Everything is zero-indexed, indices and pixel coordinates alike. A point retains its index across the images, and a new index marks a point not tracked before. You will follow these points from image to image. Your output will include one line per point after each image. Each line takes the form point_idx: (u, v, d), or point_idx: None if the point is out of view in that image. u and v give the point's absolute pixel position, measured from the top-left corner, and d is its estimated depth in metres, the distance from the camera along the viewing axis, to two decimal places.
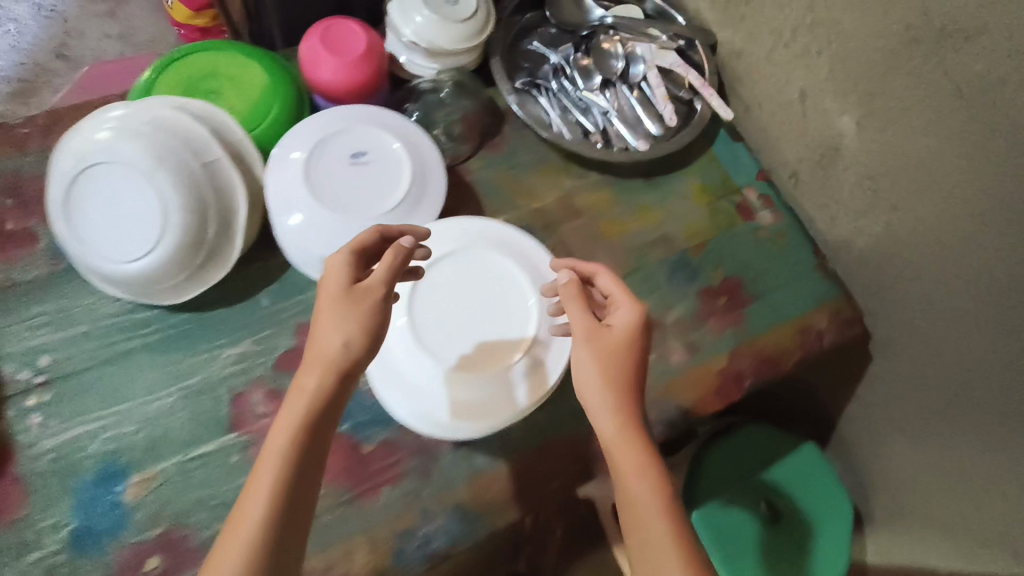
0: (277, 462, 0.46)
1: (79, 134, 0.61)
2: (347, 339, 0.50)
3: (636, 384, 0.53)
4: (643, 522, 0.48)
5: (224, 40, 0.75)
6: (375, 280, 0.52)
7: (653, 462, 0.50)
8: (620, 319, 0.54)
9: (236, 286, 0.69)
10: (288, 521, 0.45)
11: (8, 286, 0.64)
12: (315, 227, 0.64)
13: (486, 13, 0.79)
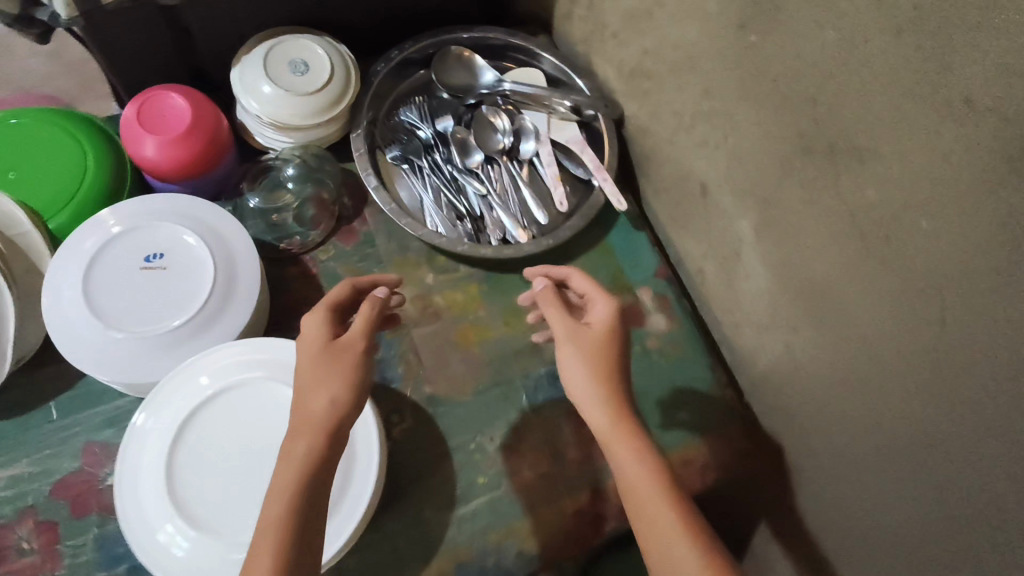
0: (286, 494, 0.45)
1: None
2: (335, 393, 0.49)
3: (621, 372, 0.52)
4: (650, 514, 0.45)
5: (39, 108, 0.68)
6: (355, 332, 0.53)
7: (631, 450, 0.47)
8: (598, 312, 0.53)
9: (25, 393, 0.62)
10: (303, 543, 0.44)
11: None
12: (86, 340, 0.55)
13: (346, 85, 0.71)
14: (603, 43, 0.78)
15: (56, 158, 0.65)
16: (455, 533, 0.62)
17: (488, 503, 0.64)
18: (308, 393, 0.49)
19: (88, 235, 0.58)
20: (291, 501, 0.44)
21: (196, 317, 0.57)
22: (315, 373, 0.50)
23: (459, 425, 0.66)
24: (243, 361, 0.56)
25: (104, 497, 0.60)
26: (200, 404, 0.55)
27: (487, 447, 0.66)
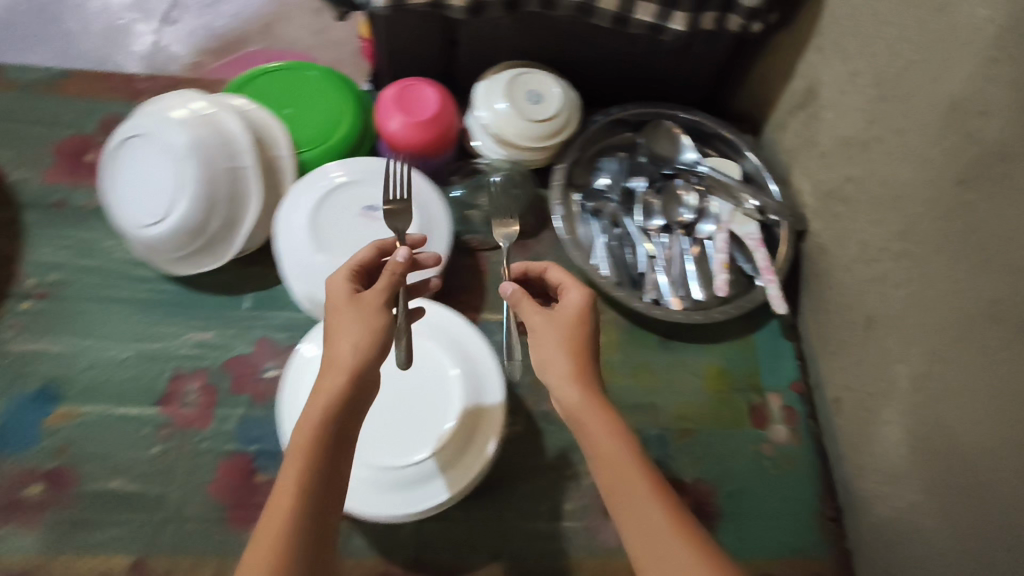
0: (298, 458, 0.44)
1: (161, 103, 0.68)
2: (357, 342, 0.49)
3: (587, 354, 0.53)
4: (618, 487, 0.46)
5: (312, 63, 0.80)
6: (375, 294, 0.52)
7: (597, 418, 0.49)
8: (569, 294, 0.55)
9: (234, 278, 0.73)
10: (317, 515, 0.43)
11: (63, 203, 0.75)
12: (309, 270, 0.66)
13: (566, 123, 0.79)
14: (810, 160, 0.81)
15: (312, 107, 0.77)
16: (528, 544, 0.65)
17: (571, 532, 0.65)
18: (332, 347, 0.50)
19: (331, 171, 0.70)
20: (306, 455, 0.45)
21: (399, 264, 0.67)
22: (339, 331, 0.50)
23: (563, 449, 0.69)
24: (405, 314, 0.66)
25: (257, 385, 0.68)
26: None
27: (583, 478, 0.68)
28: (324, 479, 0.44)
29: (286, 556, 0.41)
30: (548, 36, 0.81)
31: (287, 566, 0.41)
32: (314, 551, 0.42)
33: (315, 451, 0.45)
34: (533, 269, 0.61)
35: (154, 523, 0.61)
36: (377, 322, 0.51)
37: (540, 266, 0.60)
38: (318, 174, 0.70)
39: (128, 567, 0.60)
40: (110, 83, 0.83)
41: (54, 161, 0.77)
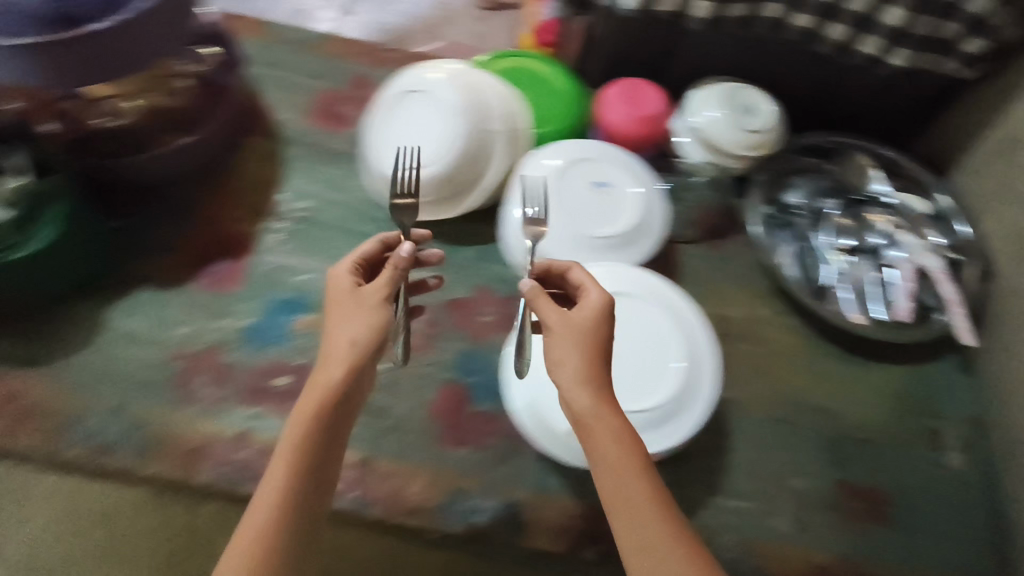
0: (287, 443, 0.48)
1: (436, 69, 0.76)
2: (362, 331, 0.52)
3: (603, 364, 0.54)
4: (627, 497, 0.48)
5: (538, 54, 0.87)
6: (377, 284, 0.55)
7: (620, 441, 0.50)
8: (590, 296, 0.57)
9: (457, 230, 0.80)
10: (318, 474, 0.48)
11: (315, 144, 0.83)
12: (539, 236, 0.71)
13: (769, 135, 0.83)
14: (1006, 205, 0.81)
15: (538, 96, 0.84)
16: (708, 514, 0.70)
17: (746, 509, 0.70)
18: (333, 331, 0.53)
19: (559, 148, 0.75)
20: (310, 417, 0.49)
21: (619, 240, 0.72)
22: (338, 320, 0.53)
23: (744, 434, 0.74)
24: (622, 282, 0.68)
25: (474, 327, 0.75)
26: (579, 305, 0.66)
27: (761, 463, 0.73)
28: (316, 468, 0.48)
29: (283, 520, 0.46)
30: (760, 55, 0.86)
31: (281, 528, 0.46)
32: (302, 523, 0.47)
33: (310, 432, 0.49)
34: (556, 268, 0.62)
35: (380, 431, 0.69)
36: (383, 312, 0.54)
37: (565, 266, 0.61)
38: (556, 148, 0.75)
39: (358, 464, 0.67)
40: (357, 46, 0.92)
41: (308, 106, 0.86)
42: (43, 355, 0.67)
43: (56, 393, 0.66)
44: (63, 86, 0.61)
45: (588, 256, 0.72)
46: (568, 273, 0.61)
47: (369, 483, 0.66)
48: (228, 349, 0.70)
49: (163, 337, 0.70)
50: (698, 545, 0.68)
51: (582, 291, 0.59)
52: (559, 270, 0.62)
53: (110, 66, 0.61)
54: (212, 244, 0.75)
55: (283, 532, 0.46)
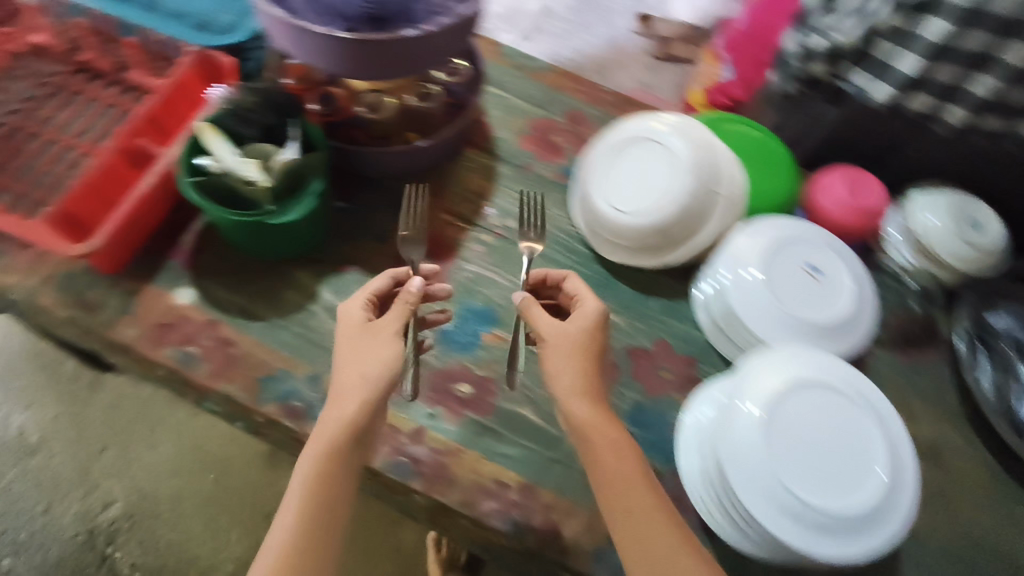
0: (309, 468, 0.54)
1: (677, 120, 0.75)
2: (368, 364, 0.58)
3: (594, 368, 0.61)
4: (625, 505, 0.53)
5: (755, 124, 0.86)
6: (390, 319, 0.62)
7: (618, 455, 0.55)
8: (585, 306, 0.64)
9: (649, 280, 0.80)
10: (329, 507, 0.53)
11: (526, 166, 0.86)
12: (751, 308, 0.70)
13: (994, 251, 0.78)
14: None
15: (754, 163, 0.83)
16: None
17: None
18: (347, 371, 0.59)
19: (779, 227, 0.74)
20: (312, 459, 0.54)
21: (832, 330, 0.70)
22: (353, 349, 0.60)
23: (915, 563, 0.69)
24: (837, 373, 0.65)
25: (652, 380, 0.74)
26: (792, 386, 0.63)
27: None
28: (327, 488, 0.53)
29: (306, 535, 0.51)
30: (992, 171, 0.82)
31: (302, 544, 0.51)
32: (316, 548, 0.51)
33: (323, 458, 0.54)
34: (552, 277, 0.69)
35: (546, 460, 0.69)
36: (391, 350, 0.60)
37: (560, 276, 0.69)
38: (773, 224, 0.74)
39: (519, 487, 0.67)
40: (576, 82, 0.94)
41: (525, 129, 0.89)
42: (260, 311, 0.72)
43: (264, 347, 0.70)
44: (352, 76, 0.65)
45: (789, 337, 0.69)
46: (562, 284, 0.69)
47: (531, 508, 0.66)
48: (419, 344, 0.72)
49: None
50: None
51: (576, 302, 0.66)
52: (556, 280, 0.69)
53: (396, 69, 0.65)
54: None
55: (308, 550, 0.50)
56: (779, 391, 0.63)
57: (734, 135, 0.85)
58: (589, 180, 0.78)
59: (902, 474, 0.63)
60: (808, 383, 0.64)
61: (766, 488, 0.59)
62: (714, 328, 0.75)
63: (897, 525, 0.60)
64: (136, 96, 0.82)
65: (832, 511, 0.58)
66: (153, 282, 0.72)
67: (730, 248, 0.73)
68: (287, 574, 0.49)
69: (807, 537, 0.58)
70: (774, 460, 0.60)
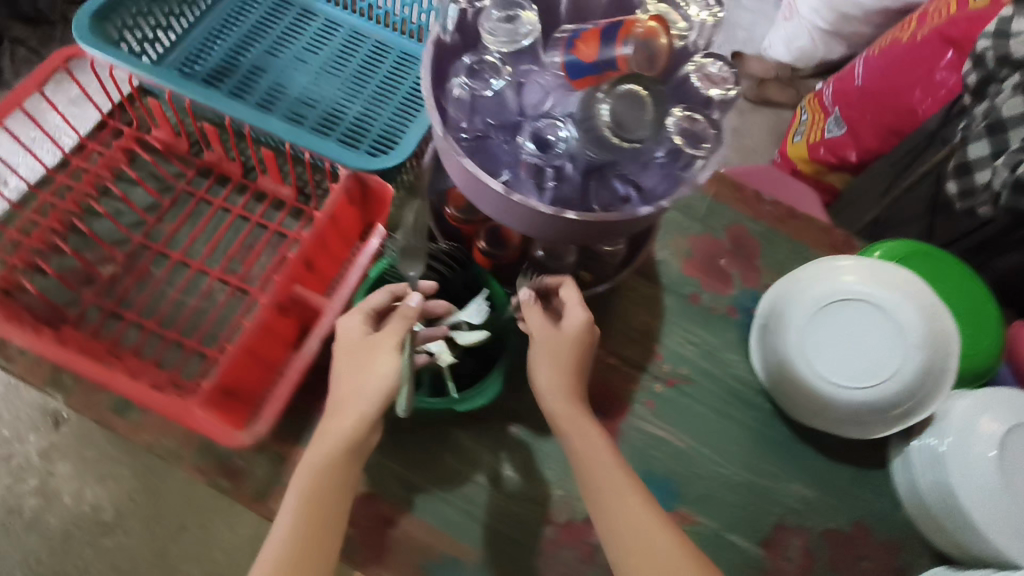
0: (302, 487, 0.46)
1: (903, 275, 0.66)
2: (370, 386, 0.49)
3: (580, 377, 0.54)
4: (604, 507, 0.47)
5: (960, 262, 0.77)
6: (387, 332, 0.51)
7: (603, 451, 0.49)
8: (573, 306, 0.54)
9: (840, 445, 0.71)
10: (325, 528, 0.45)
11: (695, 298, 0.77)
12: (981, 503, 0.61)
13: None
14: None
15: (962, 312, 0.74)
16: None
17: None
18: (344, 385, 0.50)
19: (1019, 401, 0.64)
20: (305, 483, 0.46)
21: None
22: (347, 370, 0.50)
23: None
24: None
25: (853, 573, 0.66)
26: None
27: None
28: (319, 509, 0.46)
29: (301, 544, 0.44)
30: None
31: (304, 551, 0.44)
32: None
33: (323, 480, 0.46)
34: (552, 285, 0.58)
35: None
36: (388, 355, 0.50)
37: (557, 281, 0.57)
38: (1011, 398, 0.64)
39: None
40: (738, 191, 0.84)
41: (689, 252, 0.79)
42: (420, 483, 0.63)
43: (428, 527, 0.62)
44: (550, 237, 0.55)
45: None
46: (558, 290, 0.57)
47: None
48: None
49: (534, 491, 0.64)
50: None
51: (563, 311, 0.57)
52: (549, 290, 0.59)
53: (605, 236, 0.54)
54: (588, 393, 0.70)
55: (313, 552, 0.44)
56: None
57: (938, 275, 0.75)
58: (786, 335, 0.68)
59: None
60: None
61: None
62: (925, 512, 0.67)
63: None
64: (268, 207, 0.73)
65: None
66: (300, 444, 0.61)
67: (958, 418, 0.65)
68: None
69: None
70: None
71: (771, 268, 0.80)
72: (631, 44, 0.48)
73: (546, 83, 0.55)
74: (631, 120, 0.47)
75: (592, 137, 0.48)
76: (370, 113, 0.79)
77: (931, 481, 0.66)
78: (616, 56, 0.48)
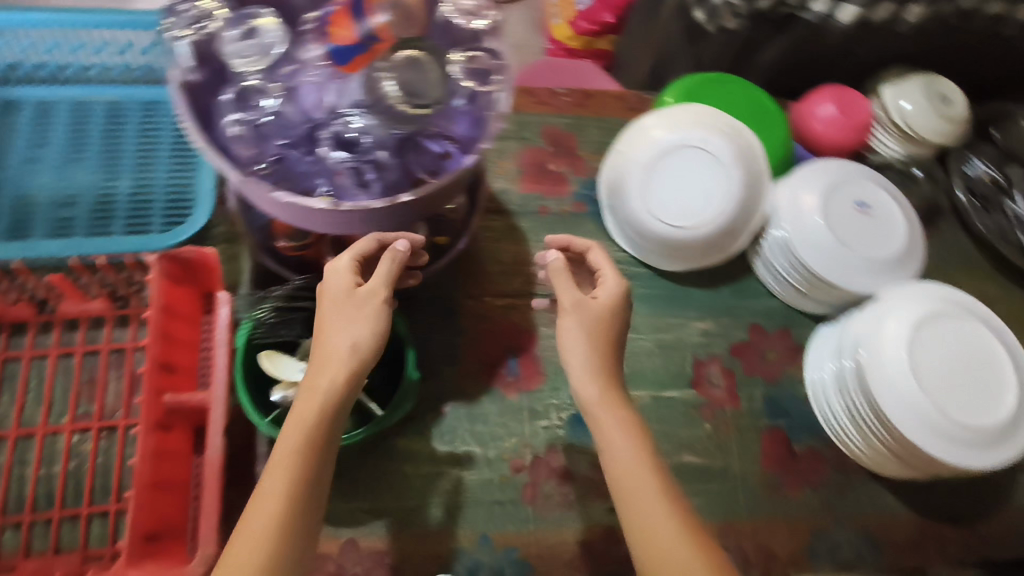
0: (287, 466, 0.43)
1: (691, 115, 0.74)
2: (354, 346, 0.47)
3: (614, 357, 0.53)
4: (629, 498, 0.47)
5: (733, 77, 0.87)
6: (375, 286, 0.50)
7: (628, 430, 0.49)
8: (608, 282, 0.56)
9: (712, 274, 0.80)
10: (307, 519, 0.43)
11: (544, 210, 0.80)
12: (825, 261, 0.72)
13: (961, 117, 0.87)
14: None
15: (752, 115, 0.84)
16: None
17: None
18: (330, 339, 0.48)
19: (812, 172, 0.76)
20: (292, 470, 0.43)
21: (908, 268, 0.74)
22: (336, 322, 0.48)
23: None
24: (932, 301, 0.68)
25: (767, 368, 0.76)
26: (907, 332, 0.66)
27: None
28: (305, 500, 0.43)
29: (281, 544, 0.41)
30: (931, 43, 0.88)
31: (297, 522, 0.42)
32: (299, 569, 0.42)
33: (306, 466, 0.44)
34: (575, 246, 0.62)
35: (729, 493, 0.69)
36: (380, 308, 0.50)
37: (584, 245, 0.60)
38: (809, 171, 0.76)
39: (721, 531, 0.67)
40: (533, 96, 0.87)
41: (520, 172, 0.82)
42: (389, 504, 0.63)
43: (414, 537, 0.62)
44: (390, 229, 0.53)
45: (875, 279, 0.73)
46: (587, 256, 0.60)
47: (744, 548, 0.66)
48: (560, 448, 0.67)
49: (493, 451, 0.66)
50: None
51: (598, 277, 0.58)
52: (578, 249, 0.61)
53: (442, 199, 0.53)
54: (496, 339, 0.71)
55: (293, 530, 0.42)
56: (903, 340, 0.65)
57: (721, 95, 0.84)
58: (630, 204, 0.74)
59: (1005, 371, 0.67)
60: (914, 320, 0.67)
61: (927, 423, 0.63)
62: (795, 294, 0.77)
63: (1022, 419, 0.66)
64: (86, 330, 0.65)
65: (975, 423, 0.63)
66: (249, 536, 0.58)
67: (778, 198, 0.76)
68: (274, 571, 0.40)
69: (970, 455, 0.62)
70: (907, 394, 0.63)
71: (594, 153, 0.85)
72: (384, 10, 0.48)
73: (315, 79, 0.51)
74: (420, 85, 0.48)
75: (388, 115, 0.48)
76: (143, 183, 0.71)
77: (780, 264, 0.76)
78: (375, 25, 0.47)
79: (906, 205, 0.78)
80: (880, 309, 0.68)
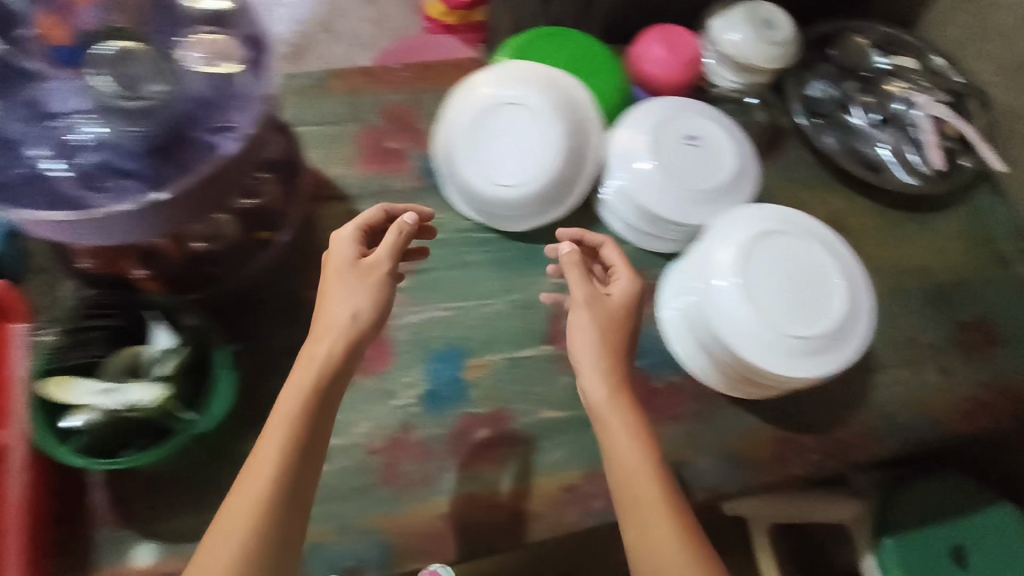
0: (281, 436, 0.50)
1: (509, 72, 0.74)
2: (356, 310, 0.56)
3: (620, 347, 0.60)
4: (626, 480, 0.54)
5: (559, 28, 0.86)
6: (381, 256, 0.58)
7: (626, 416, 0.57)
8: (625, 282, 0.64)
9: (562, 228, 0.80)
10: (297, 481, 0.50)
11: (384, 188, 0.78)
12: (660, 200, 0.73)
13: (793, 39, 0.88)
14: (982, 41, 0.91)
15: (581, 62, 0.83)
16: (879, 393, 0.77)
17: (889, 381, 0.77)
18: (328, 304, 0.56)
19: (639, 113, 0.76)
20: (285, 436, 0.50)
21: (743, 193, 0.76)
22: (339, 287, 0.56)
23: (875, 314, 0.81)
24: (761, 220, 0.69)
25: None
26: (738, 256, 0.67)
27: (896, 336, 0.80)
28: (295, 466, 0.50)
29: (267, 509, 0.48)
30: None
31: (289, 474, 0.50)
32: (287, 524, 0.49)
33: (291, 436, 0.50)
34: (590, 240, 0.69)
35: (591, 440, 0.69)
36: (379, 279, 0.58)
37: (600, 241, 0.68)
38: (635, 113, 0.76)
39: (585, 479, 0.67)
40: (364, 73, 0.84)
41: (357, 153, 0.80)
42: None
43: None
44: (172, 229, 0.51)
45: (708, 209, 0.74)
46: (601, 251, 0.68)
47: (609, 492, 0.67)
48: (415, 426, 0.67)
49: (346, 439, 0.65)
50: (882, 423, 0.75)
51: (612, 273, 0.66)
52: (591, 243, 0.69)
53: (225, 189, 0.52)
54: None
55: (280, 495, 0.49)
56: (734, 265, 0.67)
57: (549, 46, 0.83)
58: (462, 171, 0.73)
59: (835, 276, 0.69)
60: (743, 243, 0.67)
61: (762, 342, 0.65)
62: (642, 235, 0.78)
63: (859, 320, 0.68)
64: None
65: (807, 334, 0.65)
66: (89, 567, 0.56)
67: (611, 145, 0.76)
68: (256, 533, 0.47)
69: (806, 365, 0.65)
70: (741, 319, 0.65)
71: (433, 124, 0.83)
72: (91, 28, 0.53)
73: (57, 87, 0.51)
74: (145, 74, 0.52)
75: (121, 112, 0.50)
76: None
77: (623, 209, 0.77)
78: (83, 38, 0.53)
79: (742, 136, 0.78)
80: (710, 239, 0.69)
